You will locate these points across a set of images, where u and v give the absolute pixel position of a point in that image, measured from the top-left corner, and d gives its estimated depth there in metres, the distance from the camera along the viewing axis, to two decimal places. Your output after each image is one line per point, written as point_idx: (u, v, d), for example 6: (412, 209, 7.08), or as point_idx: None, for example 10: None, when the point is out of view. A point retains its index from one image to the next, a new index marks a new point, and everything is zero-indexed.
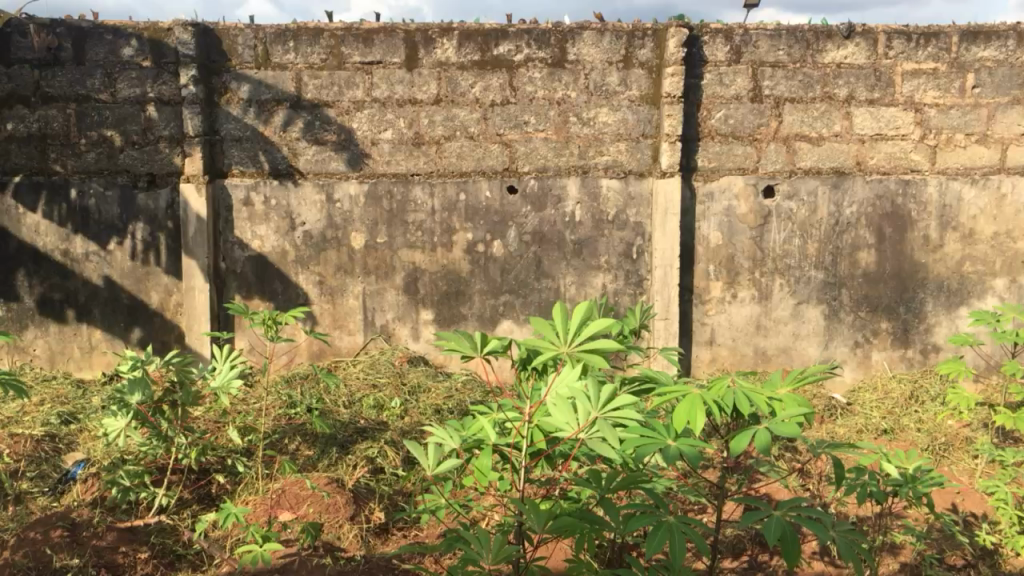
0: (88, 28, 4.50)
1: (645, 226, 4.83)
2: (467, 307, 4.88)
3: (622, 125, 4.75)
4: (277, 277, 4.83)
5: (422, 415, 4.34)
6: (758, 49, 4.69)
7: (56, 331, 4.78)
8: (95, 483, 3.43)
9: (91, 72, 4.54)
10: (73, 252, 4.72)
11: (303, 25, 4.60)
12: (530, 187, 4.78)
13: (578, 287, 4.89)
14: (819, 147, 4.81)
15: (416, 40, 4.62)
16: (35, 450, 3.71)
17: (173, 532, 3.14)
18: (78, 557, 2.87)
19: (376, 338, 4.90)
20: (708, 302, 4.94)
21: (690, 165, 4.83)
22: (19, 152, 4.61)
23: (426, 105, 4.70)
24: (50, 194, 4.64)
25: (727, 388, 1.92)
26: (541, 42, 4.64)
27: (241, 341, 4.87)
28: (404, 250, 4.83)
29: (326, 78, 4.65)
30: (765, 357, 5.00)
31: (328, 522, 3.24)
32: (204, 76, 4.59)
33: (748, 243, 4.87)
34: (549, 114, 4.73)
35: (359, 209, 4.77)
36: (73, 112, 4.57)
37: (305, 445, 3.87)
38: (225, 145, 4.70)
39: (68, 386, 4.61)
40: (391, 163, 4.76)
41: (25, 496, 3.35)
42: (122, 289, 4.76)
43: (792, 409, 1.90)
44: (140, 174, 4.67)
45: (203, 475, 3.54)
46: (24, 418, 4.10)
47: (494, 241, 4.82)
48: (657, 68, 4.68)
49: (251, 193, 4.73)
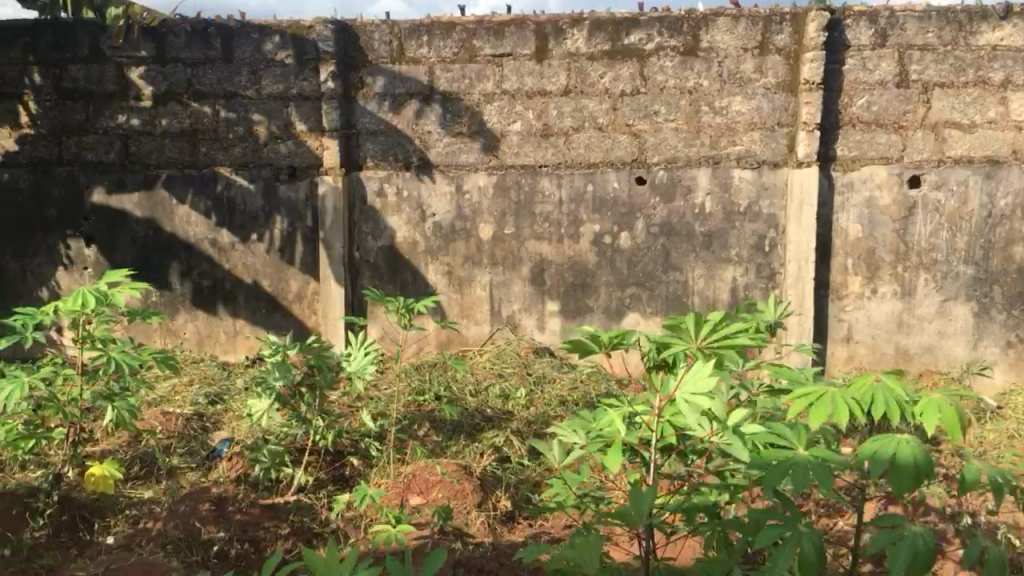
0: (236, 28, 4.73)
1: (779, 218, 4.68)
2: (593, 299, 4.86)
3: (756, 114, 4.61)
4: (408, 267, 4.94)
5: (547, 406, 4.36)
6: (906, 32, 4.47)
7: (204, 317, 5.04)
8: (239, 461, 3.61)
9: (239, 70, 4.77)
10: (220, 241, 4.97)
11: (436, 19, 4.68)
12: (660, 178, 4.71)
13: (707, 280, 4.78)
14: (971, 135, 4.53)
15: (547, 31, 4.63)
16: (185, 427, 3.94)
17: (311, 510, 3.28)
18: (225, 530, 3.02)
19: (502, 328, 4.94)
20: (846, 298, 4.74)
21: (829, 154, 4.63)
22: (172, 147, 4.88)
23: (555, 96, 4.70)
24: (199, 188, 4.91)
25: (870, 383, 1.78)
26: (673, 30, 4.56)
27: (374, 328, 5.00)
28: (531, 242, 4.85)
29: (458, 71, 4.72)
30: (907, 356, 4.75)
31: (457, 508, 3.31)
32: (342, 72, 4.74)
33: (891, 236, 4.65)
34: (680, 103, 4.64)
35: (488, 200, 4.83)
36: (221, 108, 4.81)
37: (433, 431, 3.96)
38: (361, 138, 4.84)
39: (214, 368, 4.85)
40: (520, 155, 4.78)
41: (176, 471, 3.57)
42: (264, 277, 4.98)
43: (938, 413, 1.70)
44: (281, 167, 4.86)
45: (338, 458, 3.65)
46: (175, 397, 4.36)
47: (622, 233, 4.78)
48: (795, 54, 4.53)
49: (384, 184, 4.87)
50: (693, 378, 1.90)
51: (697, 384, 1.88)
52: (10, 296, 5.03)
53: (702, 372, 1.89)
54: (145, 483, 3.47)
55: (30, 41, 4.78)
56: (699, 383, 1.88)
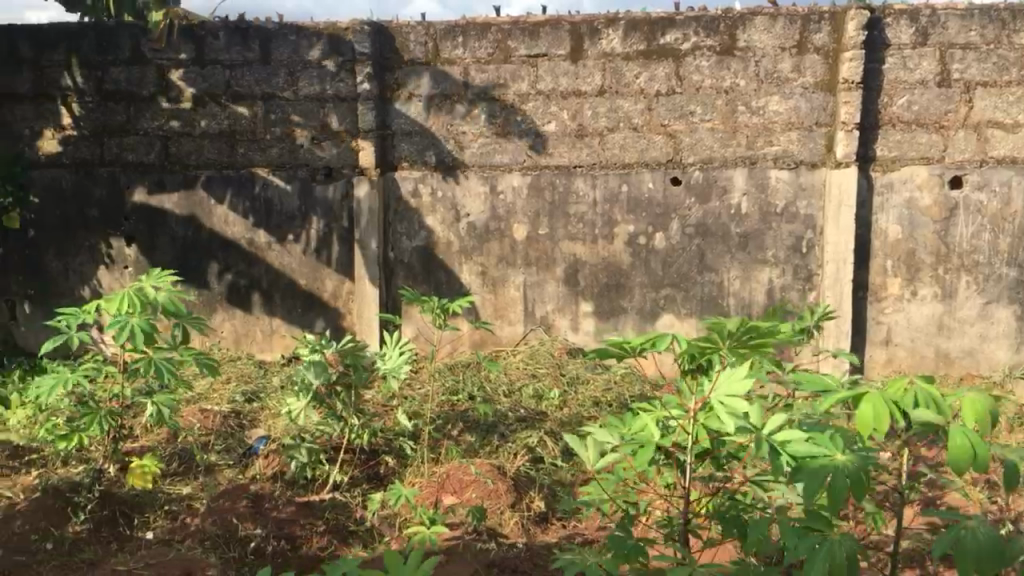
0: (273, 30, 4.78)
1: (817, 219, 4.63)
2: (627, 300, 4.84)
3: (794, 113, 4.56)
4: (442, 267, 4.96)
5: (581, 407, 4.35)
6: (947, 30, 4.40)
7: (241, 316, 5.10)
8: (276, 458, 3.64)
9: (276, 71, 4.81)
10: (257, 241, 5.02)
11: (472, 20, 4.70)
12: (695, 179, 4.68)
13: (742, 281, 4.74)
14: (1015, 135, 4.46)
15: (582, 31, 4.62)
16: (223, 425, 3.99)
17: (346, 508, 3.31)
18: (262, 527, 3.06)
19: (535, 329, 4.94)
20: (885, 300, 4.67)
21: (868, 155, 4.56)
22: (211, 147, 4.94)
23: (590, 97, 4.69)
24: (237, 189, 4.96)
25: (906, 386, 1.76)
26: (709, 29, 4.53)
27: (408, 327, 5.03)
28: (565, 243, 4.84)
29: (493, 72, 4.72)
30: (947, 360, 4.67)
31: (490, 508, 3.31)
32: (378, 73, 4.77)
33: (931, 237, 4.58)
34: (716, 103, 4.61)
35: (522, 201, 4.83)
36: (259, 110, 4.86)
37: (466, 431, 3.97)
38: (396, 139, 4.87)
39: (251, 366, 4.91)
40: (555, 156, 4.77)
41: (214, 467, 3.62)
42: (300, 277, 5.03)
43: (978, 412, 1.67)
44: (317, 167, 4.91)
45: (372, 456, 3.67)
46: (212, 395, 4.42)
47: (656, 234, 4.76)
48: (834, 53, 4.48)
49: (419, 185, 4.89)
50: (728, 381, 1.88)
51: (733, 388, 1.86)
52: (53, 294, 5.13)
53: (738, 375, 1.87)
54: (183, 479, 3.51)
55: (74, 44, 4.87)
56: (735, 386, 1.86)
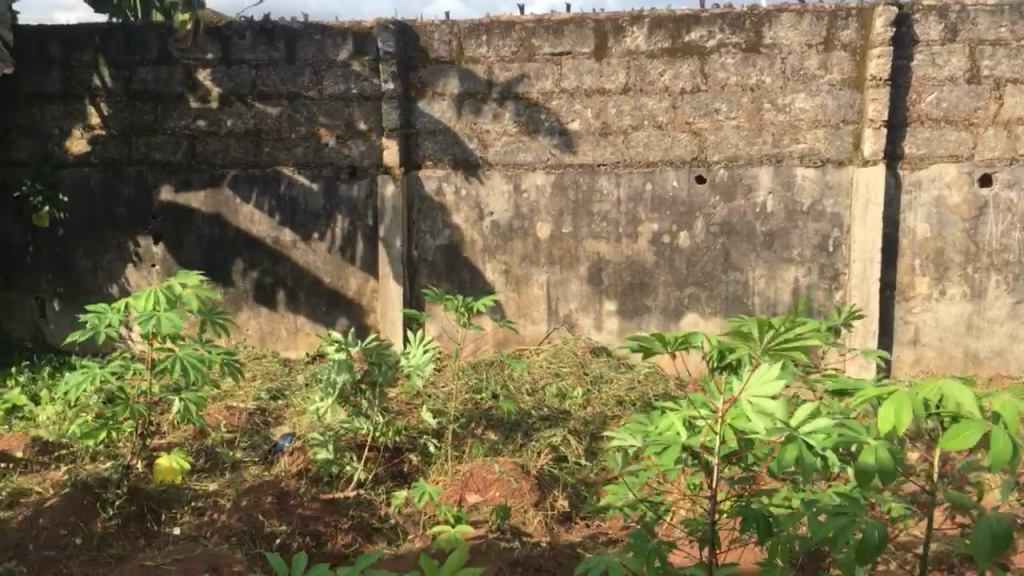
0: (299, 30, 4.81)
1: (844, 217, 4.58)
2: (651, 299, 4.82)
3: (821, 111, 4.52)
4: (466, 265, 4.96)
5: (604, 406, 4.34)
6: (977, 27, 4.35)
7: (266, 314, 5.13)
8: (301, 456, 3.66)
9: (302, 70, 4.84)
10: (282, 240, 5.05)
11: (496, 18, 4.70)
12: (720, 177, 4.65)
13: (768, 280, 4.70)
14: None
15: (607, 29, 4.61)
16: (248, 422, 4.02)
17: (371, 506, 3.31)
18: (287, 524, 3.08)
19: (559, 327, 4.93)
20: (913, 299, 4.62)
21: (896, 153, 4.51)
22: (237, 147, 4.98)
23: (614, 95, 4.68)
24: (263, 188, 5.00)
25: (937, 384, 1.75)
26: (735, 27, 4.50)
27: (432, 326, 5.04)
28: (589, 241, 4.83)
29: (517, 71, 4.72)
30: (976, 360, 4.61)
31: (514, 507, 3.31)
32: (402, 72, 4.78)
33: (960, 236, 4.53)
34: (741, 100, 4.57)
35: (545, 199, 4.82)
36: (284, 109, 4.89)
37: (490, 429, 3.97)
38: (420, 138, 4.87)
39: (276, 364, 4.94)
40: (578, 154, 4.76)
41: (239, 464, 3.64)
42: (324, 275, 5.05)
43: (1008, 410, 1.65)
44: (342, 166, 4.93)
45: (396, 454, 3.68)
46: (238, 392, 4.45)
47: (680, 232, 4.74)
48: (861, 50, 4.43)
49: (443, 183, 4.89)
50: (758, 380, 1.87)
51: (763, 386, 1.84)
52: (82, 292, 5.19)
53: (769, 374, 1.85)
54: (210, 476, 3.54)
55: (103, 44, 4.93)
56: (766, 386, 1.84)
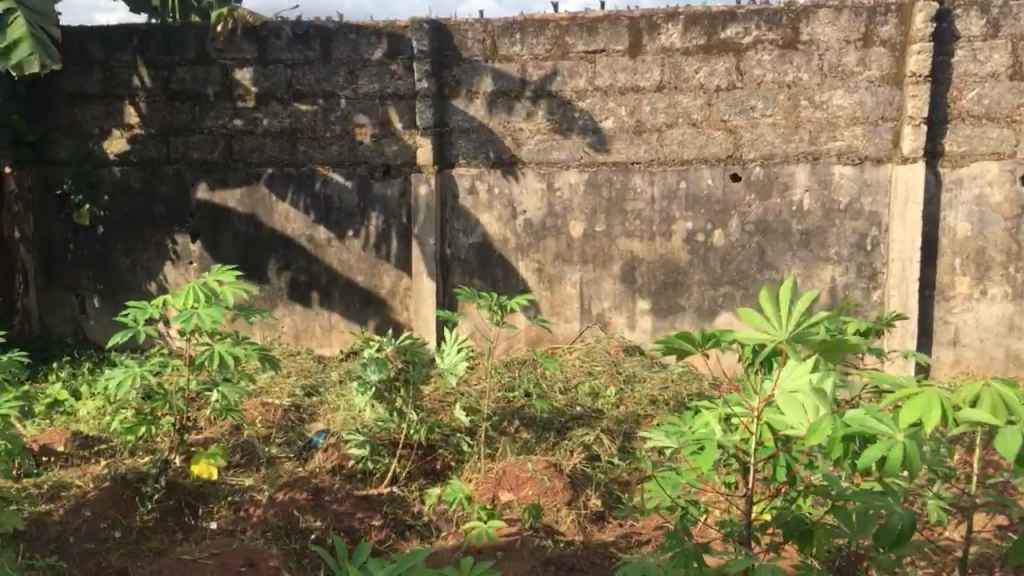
0: (334, 29, 4.84)
1: (882, 216, 4.52)
2: (685, 298, 4.79)
3: (859, 108, 4.46)
4: (499, 264, 4.97)
5: (637, 405, 4.32)
6: (1020, 22, 4.27)
7: (301, 312, 5.17)
8: (335, 452, 3.69)
9: (337, 70, 4.87)
10: (317, 238, 5.09)
11: (530, 17, 4.70)
12: (755, 175, 4.61)
13: (804, 279, 4.66)
14: None
15: (641, 26, 4.58)
16: (284, 419, 4.06)
17: (404, 502, 3.33)
18: (322, 520, 3.10)
19: (592, 326, 4.91)
20: (953, 299, 4.54)
21: (936, 150, 4.44)
22: (273, 146, 5.02)
23: (648, 92, 4.65)
24: (297, 186, 5.03)
25: (976, 385, 1.73)
26: (771, 23, 4.46)
27: (464, 324, 5.05)
28: (622, 240, 4.81)
29: (551, 69, 4.72)
30: (1018, 361, 4.52)
31: (547, 505, 3.31)
32: (436, 71, 4.80)
33: (1002, 234, 4.45)
34: (777, 98, 4.53)
35: (579, 198, 4.81)
36: (319, 108, 4.93)
37: (523, 428, 3.96)
38: (454, 136, 4.88)
39: (311, 361, 4.99)
40: (612, 153, 4.75)
41: (275, 460, 3.68)
42: (358, 273, 5.08)
43: None
44: (376, 165, 4.95)
45: (430, 451, 3.70)
46: (274, 389, 4.50)
47: (715, 231, 4.70)
48: (900, 46, 4.36)
49: (476, 182, 4.90)
50: (791, 376, 1.88)
51: (795, 381, 1.86)
52: (121, 289, 5.27)
53: (800, 369, 1.87)
54: (246, 471, 3.57)
55: (142, 44, 5.00)
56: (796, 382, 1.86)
